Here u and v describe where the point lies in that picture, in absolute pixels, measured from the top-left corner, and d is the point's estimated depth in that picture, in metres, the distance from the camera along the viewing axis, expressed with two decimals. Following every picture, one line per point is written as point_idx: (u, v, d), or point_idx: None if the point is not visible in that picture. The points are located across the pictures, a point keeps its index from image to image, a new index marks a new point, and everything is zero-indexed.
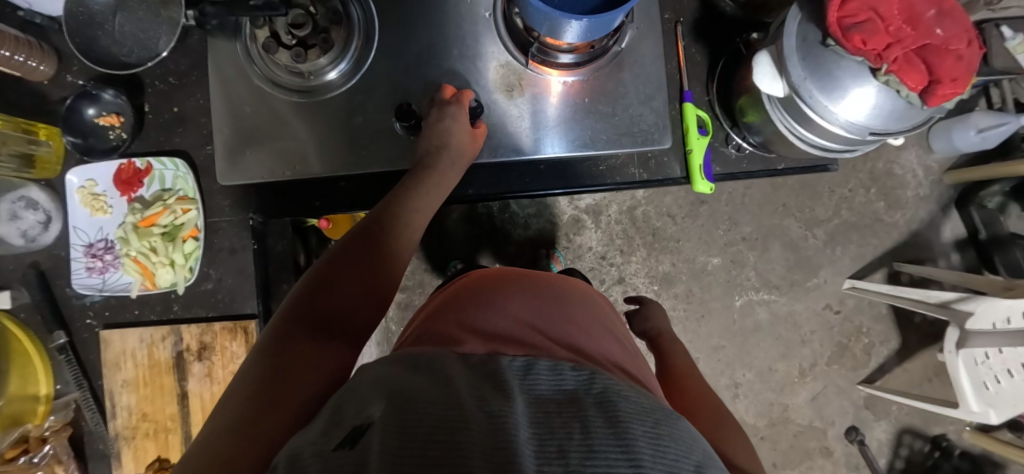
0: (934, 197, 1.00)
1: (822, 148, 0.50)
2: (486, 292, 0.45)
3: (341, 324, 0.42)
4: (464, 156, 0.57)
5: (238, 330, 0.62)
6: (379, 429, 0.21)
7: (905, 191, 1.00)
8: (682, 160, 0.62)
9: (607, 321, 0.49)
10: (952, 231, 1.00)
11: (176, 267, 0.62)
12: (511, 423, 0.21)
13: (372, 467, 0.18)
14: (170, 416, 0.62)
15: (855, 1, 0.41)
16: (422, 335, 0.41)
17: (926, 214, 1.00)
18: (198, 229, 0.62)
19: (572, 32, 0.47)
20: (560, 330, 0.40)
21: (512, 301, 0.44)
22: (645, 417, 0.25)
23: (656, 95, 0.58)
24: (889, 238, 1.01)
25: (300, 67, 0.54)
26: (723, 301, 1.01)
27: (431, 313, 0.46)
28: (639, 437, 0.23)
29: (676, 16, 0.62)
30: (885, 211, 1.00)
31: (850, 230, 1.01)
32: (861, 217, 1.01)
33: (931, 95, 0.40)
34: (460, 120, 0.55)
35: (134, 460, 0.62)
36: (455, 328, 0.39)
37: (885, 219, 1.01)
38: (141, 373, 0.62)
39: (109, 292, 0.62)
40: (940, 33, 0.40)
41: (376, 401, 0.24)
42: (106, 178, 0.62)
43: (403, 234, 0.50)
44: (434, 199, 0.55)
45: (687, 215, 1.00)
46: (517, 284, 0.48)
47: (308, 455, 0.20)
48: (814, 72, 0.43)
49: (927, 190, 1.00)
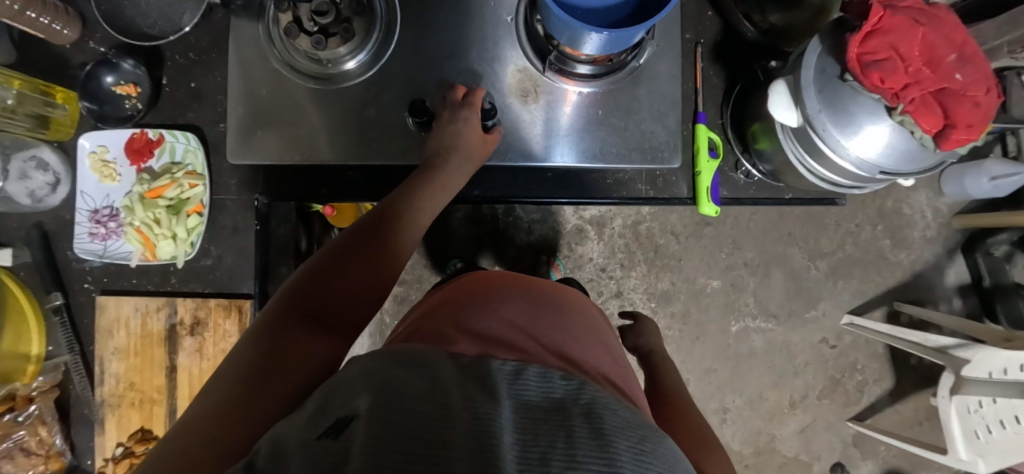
0: (941, 239, 0.99)
1: (831, 183, 0.50)
2: (481, 293, 0.46)
3: (335, 316, 0.42)
4: (473, 160, 0.56)
5: (233, 308, 0.62)
6: (364, 422, 0.21)
7: (912, 231, 1.00)
8: (690, 181, 0.62)
9: (600, 331, 0.49)
10: (956, 275, 1.00)
11: (177, 241, 0.62)
12: (496, 427, 0.21)
13: (354, 460, 0.18)
14: (157, 388, 0.62)
15: (877, 39, 0.40)
16: (416, 331, 0.41)
17: (931, 256, 1.00)
18: (203, 205, 0.62)
19: (591, 44, 0.48)
20: (553, 336, 0.41)
21: (508, 304, 0.44)
22: (630, 432, 0.25)
23: (670, 113, 0.58)
24: (892, 277, 1.00)
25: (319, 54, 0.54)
26: (719, 324, 1.01)
27: (426, 310, 0.46)
28: (622, 451, 0.23)
29: (696, 37, 0.62)
30: (890, 249, 1.00)
31: (853, 266, 1.00)
32: (866, 254, 1.00)
33: (945, 139, 0.40)
34: (472, 123, 0.55)
35: (117, 428, 0.62)
36: (449, 327, 0.39)
37: (890, 258, 1.00)
38: (133, 342, 0.62)
39: (110, 258, 0.63)
40: (959, 79, 0.40)
41: (363, 394, 0.24)
42: (118, 145, 0.63)
43: (406, 231, 0.50)
44: (439, 199, 0.55)
45: (691, 235, 1.00)
46: (513, 287, 0.48)
47: (291, 444, 0.20)
48: (830, 106, 0.43)
49: (935, 232, 0.99)
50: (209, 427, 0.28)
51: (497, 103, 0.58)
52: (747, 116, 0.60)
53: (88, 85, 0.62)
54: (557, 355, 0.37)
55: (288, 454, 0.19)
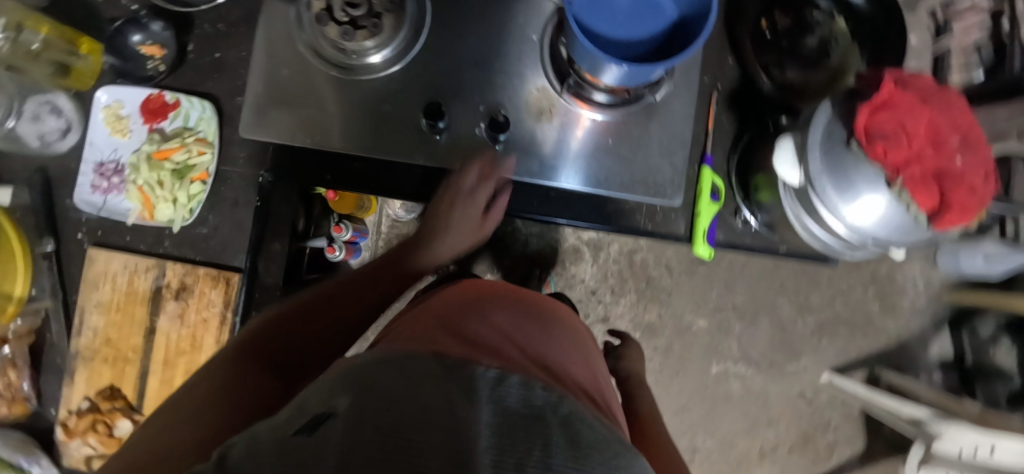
0: (929, 312, 1.00)
1: (825, 244, 0.51)
2: (471, 299, 0.46)
3: (297, 356, 0.44)
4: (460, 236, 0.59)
5: (220, 279, 0.62)
6: (341, 420, 0.21)
7: (902, 299, 1.01)
8: (689, 220, 0.63)
9: (585, 348, 0.49)
10: (940, 349, 1.00)
11: (177, 205, 0.63)
12: (473, 431, 0.22)
13: (327, 456, 0.18)
14: (132, 347, 0.62)
15: (885, 112, 0.42)
16: (403, 331, 0.41)
17: (917, 327, 1.01)
18: (208, 174, 0.63)
19: (610, 74, 0.49)
20: (538, 348, 0.41)
21: (497, 312, 0.44)
22: (605, 447, 0.25)
23: (678, 152, 0.59)
24: (877, 341, 1.01)
25: (346, 44, 0.56)
26: (700, 364, 1.01)
27: (416, 311, 0.47)
28: (594, 464, 0.23)
29: (714, 81, 0.63)
30: (878, 314, 1.01)
31: (840, 325, 1.01)
32: (854, 315, 1.01)
33: (939, 219, 0.41)
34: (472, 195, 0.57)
35: (86, 382, 0.62)
36: (437, 330, 0.39)
37: (877, 322, 1.01)
38: (117, 298, 0.62)
39: (106, 212, 0.63)
40: (959, 163, 0.41)
41: (342, 393, 0.24)
42: (135, 103, 0.63)
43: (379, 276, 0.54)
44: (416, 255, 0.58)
45: (684, 271, 1.01)
46: (505, 296, 0.49)
47: (265, 441, 0.20)
48: (832, 170, 0.44)
49: (924, 303, 1.00)
50: (184, 432, 0.30)
51: (512, 117, 0.59)
52: (752, 165, 0.61)
53: (115, 42, 0.64)
54: (541, 367, 0.38)
55: (260, 450, 0.19)
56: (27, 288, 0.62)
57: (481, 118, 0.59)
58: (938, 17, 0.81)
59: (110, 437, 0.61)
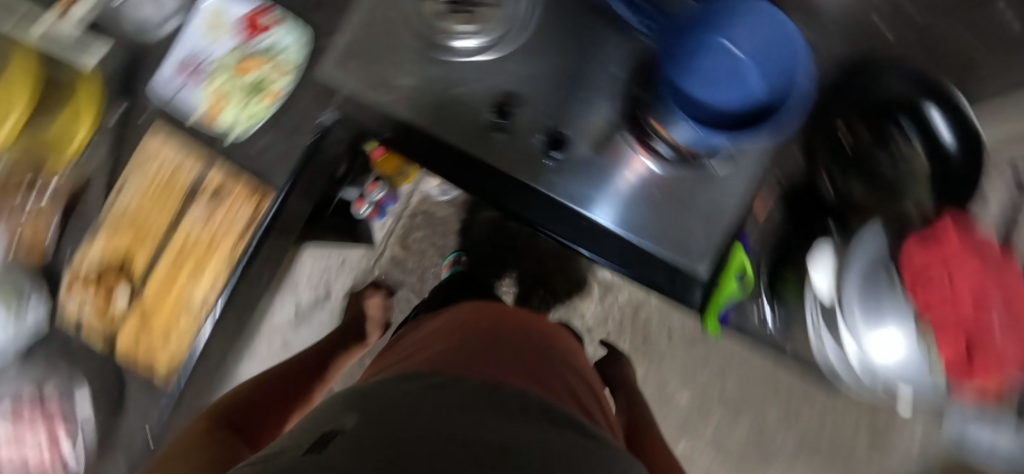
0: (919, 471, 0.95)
1: (829, 363, 0.50)
2: (475, 327, 0.53)
3: (249, 427, 0.51)
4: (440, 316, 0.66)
5: (253, 196, 0.64)
6: (348, 435, 0.27)
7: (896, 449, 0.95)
8: (705, 292, 0.62)
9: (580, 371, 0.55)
10: None
11: (243, 114, 0.65)
12: (472, 428, 0.28)
13: (339, 456, 0.24)
14: (156, 230, 0.65)
15: (933, 254, 0.41)
16: (409, 357, 0.49)
17: None
18: (280, 94, 0.65)
19: (679, 130, 0.49)
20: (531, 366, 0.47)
21: (496, 340, 0.51)
22: (588, 443, 0.32)
23: (714, 224, 0.60)
24: None
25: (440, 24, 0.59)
26: (669, 435, 1.00)
27: (426, 338, 0.54)
28: (575, 449, 0.30)
29: (777, 168, 0.62)
30: (865, 454, 0.96)
31: (822, 449, 0.97)
32: (840, 445, 0.97)
33: (956, 371, 0.40)
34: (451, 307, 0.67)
35: (106, 247, 0.65)
36: (442, 353, 0.47)
37: (861, 461, 0.96)
38: (159, 181, 0.65)
39: (175, 104, 0.66)
40: (1001, 328, 0.40)
41: (349, 416, 0.31)
42: (238, 14, 0.68)
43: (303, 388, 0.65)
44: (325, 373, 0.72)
45: (684, 341, 0.99)
46: (505, 328, 0.55)
47: (286, 458, 0.26)
48: (864, 293, 0.43)
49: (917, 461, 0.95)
50: None
51: (572, 139, 0.60)
52: (786, 262, 0.59)
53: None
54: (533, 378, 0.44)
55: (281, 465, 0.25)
56: (86, 140, 0.64)
57: (542, 131, 0.60)
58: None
59: (107, 303, 0.64)
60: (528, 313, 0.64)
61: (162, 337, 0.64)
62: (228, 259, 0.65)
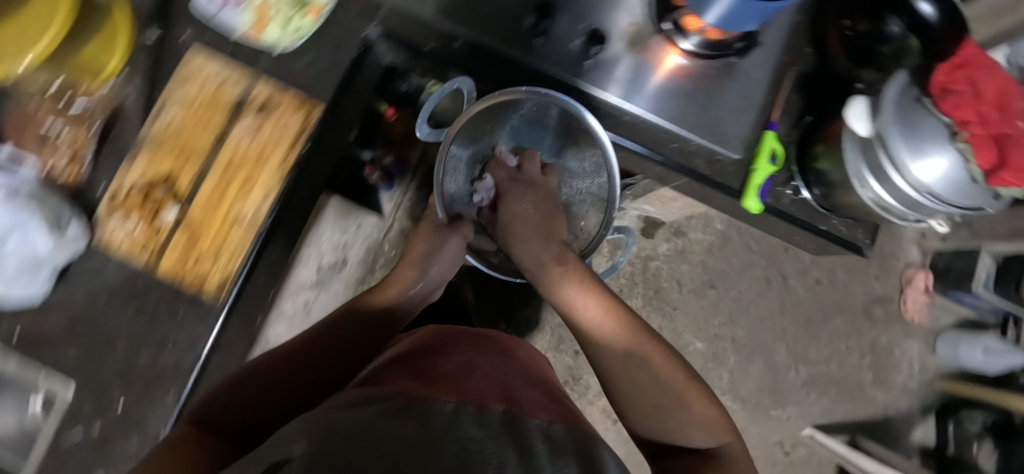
0: (917, 394, 1.38)
1: (877, 203, 0.55)
2: (443, 384, 0.48)
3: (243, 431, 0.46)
4: (465, 357, 0.59)
5: (305, 105, 0.62)
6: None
7: (896, 374, 1.38)
8: (741, 177, 0.66)
9: (541, 399, 0.55)
10: (921, 433, 1.37)
11: (285, 29, 0.62)
12: None
13: None
14: (194, 145, 0.61)
15: (960, 73, 0.46)
16: (411, 363, 0.54)
17: (905, 405, 1.38)
18: (322, 11, 0.63)
19: (715, 11, 0.57)
20: (524, 395, 0.52)
21: (476, 379, 0.52)
22: None
23: (748, 112, 0.66)
24: (862, 407, 1.37)
25: None
26: (702, 336, 1.34)
27: (427, 368, 0.53)
28: None
29: (792, 62, 0.68)
30: (870, 384, 1.37)
31: (828, 382, 1.36)
32: (842, 376, 1.37)
33: (994, 176, 0.44)
34: (484, 361, 0.60)
35: (145, 167, 0.60)
36: (434, 385, 0.48)
37: (868, 392, 1.37)
38: (200, 98, 0.61)
39: (216, 22, 0.63)
40: (1018, 126, 0.45)
41: (296, 445, 0.32)
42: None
43: (462, 343, 0.66)
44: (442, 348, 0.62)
45: (693, 289, 1.35)
46: (455, 369, 0.54)
47: None
48: (902, 125, 0.49)
49: (914, 385, 1.38)
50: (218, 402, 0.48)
51: (612, 38, 0.65)
52: (814, 140, 0.64)
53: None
54: (472, 392, 0.47)
55: None
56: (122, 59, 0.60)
57: (581, 34, 0.65)
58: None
59: (154, 222, 0.59)
60: (530, 379, 0.61)
61: (213, 258, 0.59)
62: (279, 170, 0.61)
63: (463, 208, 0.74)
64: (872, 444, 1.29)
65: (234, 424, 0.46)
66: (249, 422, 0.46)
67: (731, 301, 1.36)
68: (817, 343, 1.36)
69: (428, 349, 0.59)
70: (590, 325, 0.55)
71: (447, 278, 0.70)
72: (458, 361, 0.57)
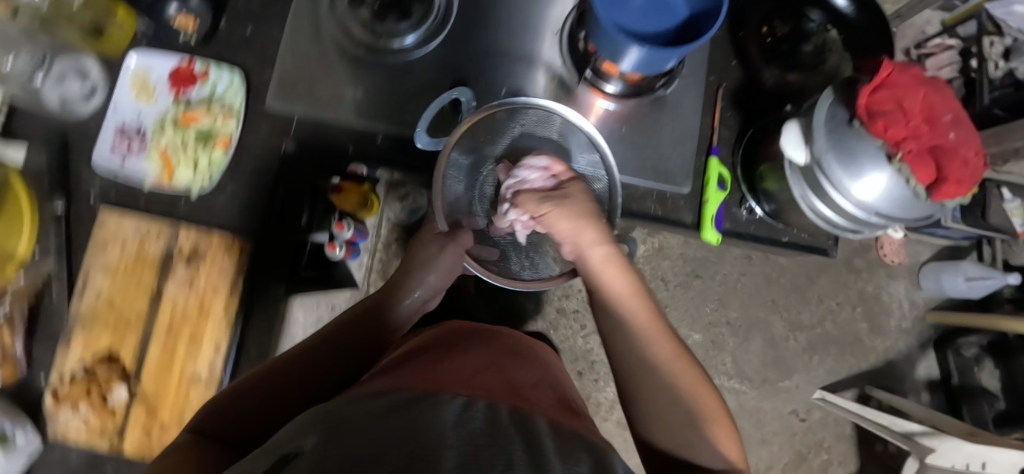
0: (914, 332, 1.40)
1: (827, 222, 0.53)
2: (459, 378, 0.41)
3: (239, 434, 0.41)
4: (472, 353, 0.51)
5: (236, 245, 0.59)
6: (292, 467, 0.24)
7: (888, 319, 1.39)
8: (695, 209, 0.64)
9: (556, 400, 0.47)
10: (926, 369, 1.38)
11: (197, 170, 0.59)
12: None
13: None
14: (130, 312, 0.58)
15: (884, 91, 0.45)
16: (417, 360, 0.47)
17: (903, 346, 1.39)
18: (231, 141, 0.60)
19: (629, 59, 0.54)
20: (537, 396, 0.45)
21: (487, 376, 0.44)
22: None
23: (688, 142, 0.64)
24: (865, 358, 1.38)
25: (378, 27, 0.61)
26: (697, 328, 1.34)
27: (433, 364, 0.46)
28: None
29: (719, 80, 0.67)
30: (867, 335, 1.39)
31: (829, 343, 1.38)
32: (842, 334, 1.38)
33: (937, 190, 0.44)
34: (489, 355, 0.52)
35: (82, 347, 0.57)
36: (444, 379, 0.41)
37: (867, 342, 1.39)
38: (124, 262, 0.58)
39: (124, 177, 0.59)
40: (952, 137, 0.44)
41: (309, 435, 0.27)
42: (164, 71, 0.60)
43: (477, 340, 0.57)
44: (457, 345, 0.54)
45: (678, 283, 1.35)
46: (464, 366, 0.46)
47: None
48: (837, 148, 0.48)
49: (909, 325, 1.40)
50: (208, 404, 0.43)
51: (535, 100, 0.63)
52: (757, 159, 0.63)
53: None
54: (482, 385, 0.41)
55: None
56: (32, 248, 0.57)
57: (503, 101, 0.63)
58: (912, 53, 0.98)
59: (104, 403, 0.56)
60: (541, 377, 0.52)
61: (176, 422, 0.57)
62: (226, 319, 0.58)
63: (465, 220, 0.60)
64: (883, 394, 1.29)
65: (229, 434, 0.40)
66: (242, 428, 0.41)
67: (719, 287, 1.36)
68: (809, 307, 1.37)
69: (437, 346, 0.53)
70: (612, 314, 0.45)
71: (447, 284, 0.59)
72: (463, 357, 0.49)
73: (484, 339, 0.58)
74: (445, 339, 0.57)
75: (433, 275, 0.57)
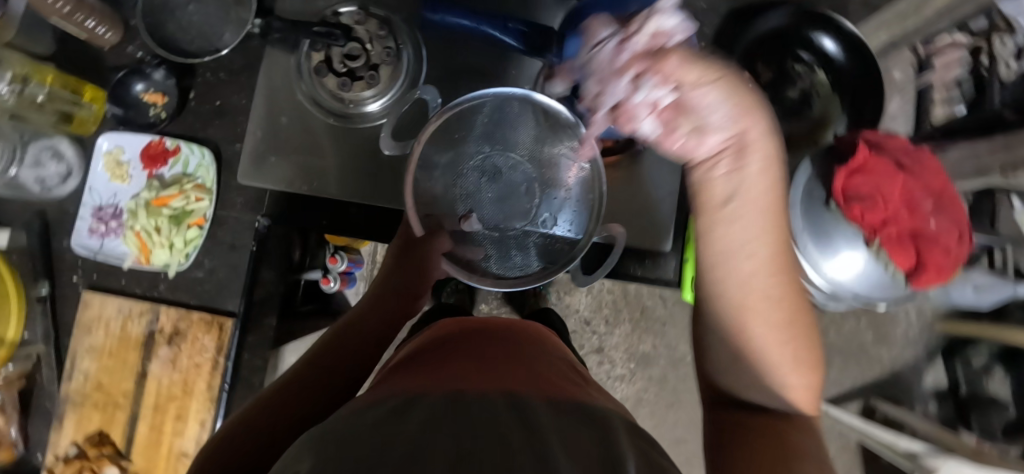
0: (921, 341, 1.06)
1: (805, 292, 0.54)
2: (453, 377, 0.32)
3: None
4: (465, 346, 0.41)
5: (214, 324, 0.59)
6: None
7: (894, 328, 1.07)
8: (678, 263, 0.65)
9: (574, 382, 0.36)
10: (934, 379, 1.06)
11: (173, 250, 0.59)
12: None
13: None
14: (120, 391, 0.59)
15: (863, 175, 0.43)
16: (409, 368, 0.37)
17: (912, 356, 1.07)
18: (205, 219, 0.60)
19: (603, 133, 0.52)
20: (547, 380, 0.34)
21: (484, 366, 0.35)
22: None
23: (668, 199, 0.63)
24: (871, 370, 1.07)
25: (344, 94, 0.58)
26: None
27: (425, 365, 0.36)
28: None
29: None
30: (872, 343, 1.07)
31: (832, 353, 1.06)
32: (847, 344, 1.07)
33: (918, 278, 0.44)
34: (484, 341, 0.42)
35: (75, 427, 0.58)
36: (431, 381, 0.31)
37: (871, 351, 1.07)
38: (109, 343, 0.59)
39: (102, 257, 0.60)
40: (933, 225, 0.43)
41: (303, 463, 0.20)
42: (136, 148, 0.60)
43: (472, 330, 0.47)
44: (449, 341, 0.44)
45: None
46: (458, 359, 0.37)
47: None
48: (813, 227, 0.45)
49: (915, 332, 1.06)
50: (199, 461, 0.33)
51: None
52: None
53: (119, 48, 0.61)
54: (481, 374, 0.33)
55: None
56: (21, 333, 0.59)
57: None
58: (919, 51, 0.88)
59: None
60: (544, 357, 0.41)
61: None
62: (208, 396, 0.59)
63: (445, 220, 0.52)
64: (891, 405, 1.03)
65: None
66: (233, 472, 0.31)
67: None
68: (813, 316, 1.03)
69: (435, 346, 0.44)
70: (727, 224, 0.31)
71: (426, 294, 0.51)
72: (456, 353, 0.39)
73: (478, 332, 0.47)
74: (440, 340, 0.46)
75: (408, 285, 0.50)
